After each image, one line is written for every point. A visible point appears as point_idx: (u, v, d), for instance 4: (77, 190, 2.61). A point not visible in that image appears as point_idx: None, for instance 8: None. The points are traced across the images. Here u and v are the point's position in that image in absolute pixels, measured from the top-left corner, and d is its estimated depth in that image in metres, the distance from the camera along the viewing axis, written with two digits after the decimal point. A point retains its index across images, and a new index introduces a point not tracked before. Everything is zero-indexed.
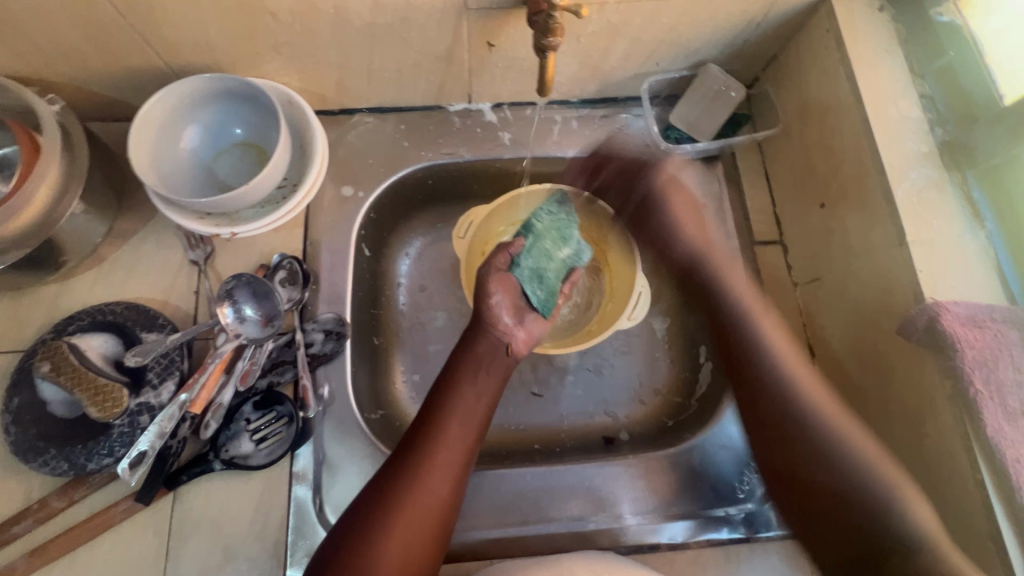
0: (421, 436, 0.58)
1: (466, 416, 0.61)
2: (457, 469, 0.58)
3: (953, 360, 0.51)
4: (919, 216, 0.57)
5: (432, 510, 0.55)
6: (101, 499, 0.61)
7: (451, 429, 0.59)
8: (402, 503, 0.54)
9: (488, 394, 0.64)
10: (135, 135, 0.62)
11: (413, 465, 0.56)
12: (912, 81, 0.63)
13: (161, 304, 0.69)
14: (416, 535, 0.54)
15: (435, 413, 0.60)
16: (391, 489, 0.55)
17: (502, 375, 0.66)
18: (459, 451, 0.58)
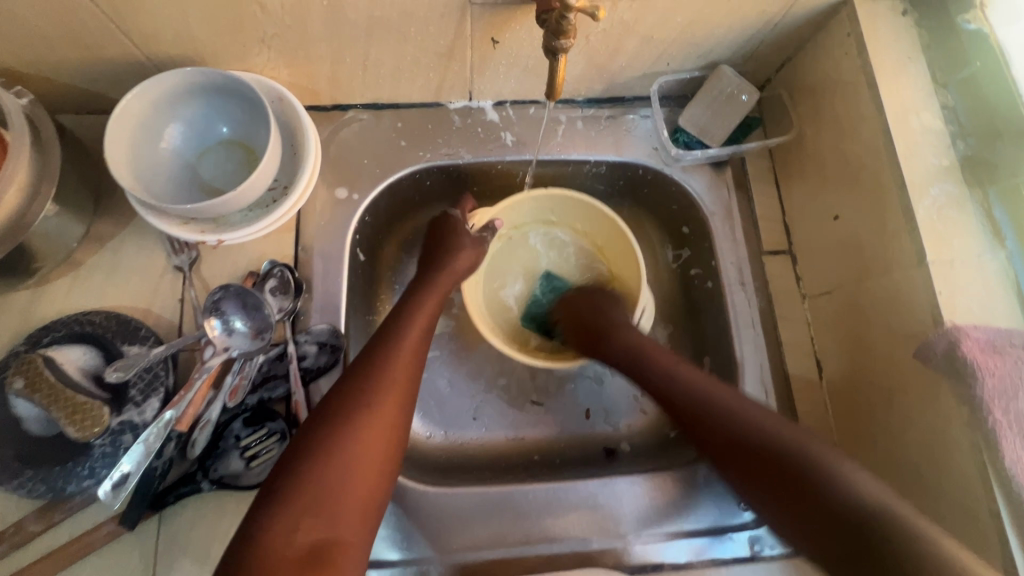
0: (370, 359, 0.57)
1: (416, 342, 0.60)
2: (409, 388, 0.57)
3: (972, 387, 0.50)
4: (939, 235, 0.56)
5: (390, 426, 0.53)
6: (83, 522, 0.58)
7: (400, 351, 0.58)
8: (359, 423, 0.52)
9: (432, 317, 0.64)
10: (111, 136, 0.57)
11: (369, 385, 0.54)
12: (934, 90, 0.60)
13: (143, 313, 0.65)
14: (376, 448, 0.52)
15: (382, 339, 0.59)
16: (346, 408, 0.53)
17: (441, 299, 0.67)
18: (410, 367, 0.58)
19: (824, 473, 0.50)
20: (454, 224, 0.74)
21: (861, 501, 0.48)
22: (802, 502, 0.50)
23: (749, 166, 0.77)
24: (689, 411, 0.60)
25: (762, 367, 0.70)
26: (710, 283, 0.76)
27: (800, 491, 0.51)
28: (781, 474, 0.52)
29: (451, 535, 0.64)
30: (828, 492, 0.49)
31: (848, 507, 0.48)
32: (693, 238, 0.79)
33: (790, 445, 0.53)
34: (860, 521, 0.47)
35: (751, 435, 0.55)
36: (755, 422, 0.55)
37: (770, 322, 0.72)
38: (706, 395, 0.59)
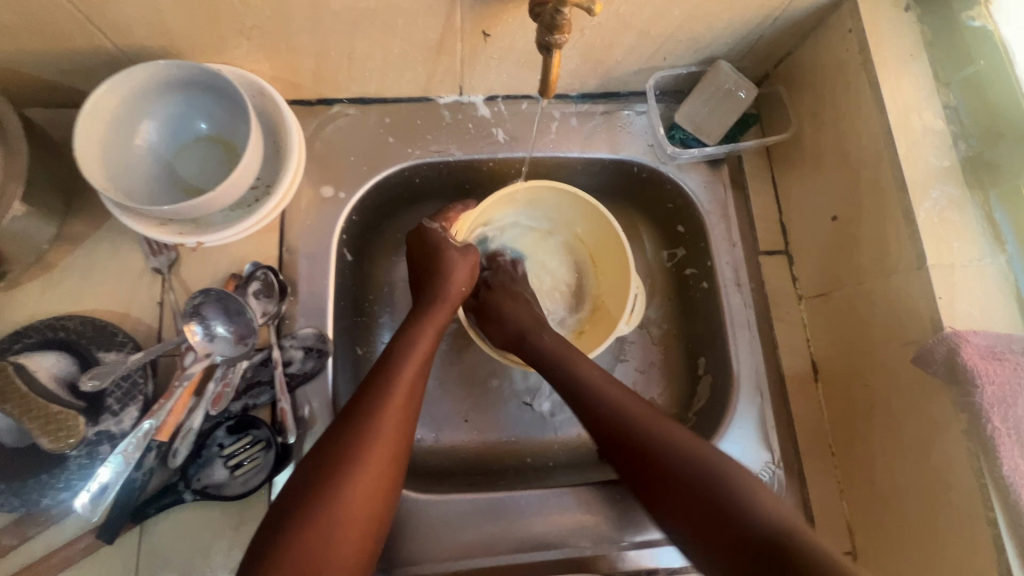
0: (362, 404, 0.54)
1: (410, 382, 0.57)
2: (402, 435, 0.54)
3: (971, 395, 0.49)
4: (939, 238, 0.55)
5: (382, 481, 0.52)
6: (59, 536, 0.56)
7: (395, 395, 0.55)
8: (350, 481, 0.50)
9: (429, 351, 0.61)
10: (81, 134, 0.54)
11: (361, 434, 0.52)
12: (936, 89, 0.59)
13: (120, 317, 0.63)
14: (368, 508, 0.50)
15: (377, 381, 0.56)
16: (336, 465, 0.50)
17: (439, 330, 0.63)
18: (405, 413, 0.55)
19: (748, 509, 0.50)
20: (428, 234, 0.69)
21: (768, 526, 0.49)
22: (724, 534, 0.50)
23: (746, 164, 0.76)
24: (626, 441, 0.58)
25: (758, 369, 0.69)
26: (705, 283, 0.75)
27: (761, 559, 0.48)
28: (729, 534, 0.50)
29: (440, 544, 0.62)
30: (743, 521, 0.50)
31: (765, 524, 0.49)
32: (688, 237, 0.78)
33: (710, 465, 0.53)
34: (771, 538, 0.48)
35: (684, 464, 0.54)
36: (690, 451, 0.55)
37: (766, 323, 0.71)
38: (659, 438, 0.56)
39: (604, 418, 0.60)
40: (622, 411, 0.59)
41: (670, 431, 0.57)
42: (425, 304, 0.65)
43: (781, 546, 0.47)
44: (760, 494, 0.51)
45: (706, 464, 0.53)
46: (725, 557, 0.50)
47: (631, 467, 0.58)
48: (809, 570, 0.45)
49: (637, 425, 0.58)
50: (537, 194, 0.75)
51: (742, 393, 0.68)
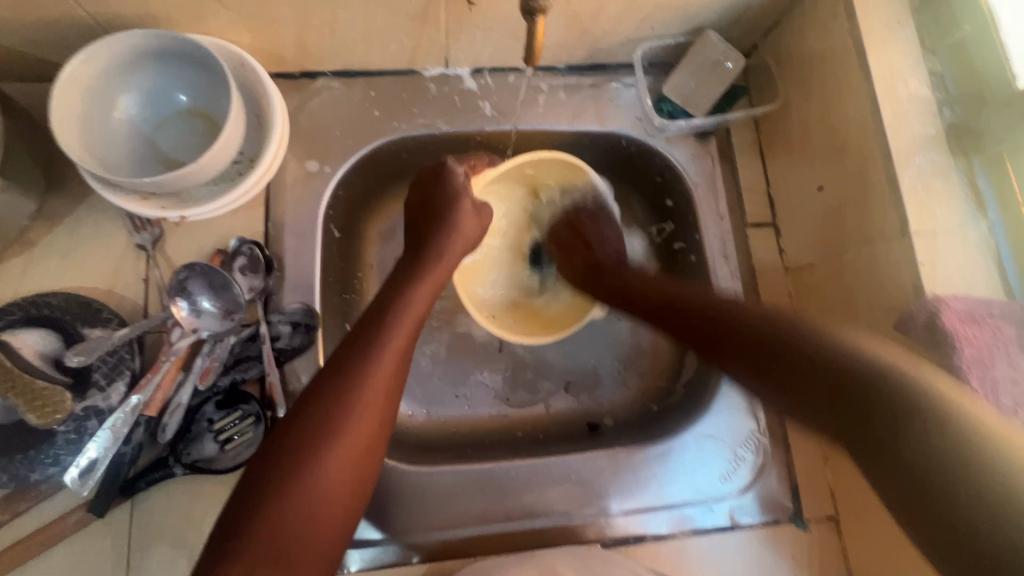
0: (347, 369, 0.51)
1: (399, 346, 0.54)
2: (388, 403, 0.52)
3: (951, 358, 0.50)
4: (923, 205, 0.55)
5: (364, 450, 0.49)
6: (50, 510, 0.56)
7: (382, 362, 0.52)
8: (330, 449, 0.47)
9: (420, 316, 0.58)
10: (56, 106, 0.53)
11: (343, 401, 0.49)
12: (923, 56, 0.59)
13: (105, 294, 0.62)
14: (348, 479, 0.48)
15: (362, 344, 0.53)
16: (314, 431, 0.47)
17: (431, 296, 0.60)
18: (392, 380, 0.52)
19: (844, 355, 0.46)
20: (443, 189, 0.67)
21: (861, 362, 0.44)
22: (813, 393, 0.46)
23: (734, 136, 0.76)
24: (685, 309, 0.60)
25: None
26: (694, 256, 0.75)
27: (794, 358, 0.49)
28: (790, 369, 0.49)
29: (431, 514, 0.63)
30: (830, 356, 0.46)
31: (841, 366, 0.45)
32: (677, 211, 0.78)
33: (768, 319, 0.53)
34: (855, 385, 0.44)
35: (749, 324, 0.54)
36: (765, 309, 0.54)
37: (753, 295, 0.72)
38: (705, 295, 0.61)
39: (649, 298, 0.65)
40: (658, 288, 0.65)
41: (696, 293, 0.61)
42: (417, 269, 0.62)
43: (784, 331, 0.51)
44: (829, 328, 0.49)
45: (778, 321, 0.52)
46: (825, 401, 0.46)
47: (701, 338, 0.58)
48: (887, 407, 0.42)
49: (684, 302, 0.61)
50: (540, 164, 0.71)
51: None
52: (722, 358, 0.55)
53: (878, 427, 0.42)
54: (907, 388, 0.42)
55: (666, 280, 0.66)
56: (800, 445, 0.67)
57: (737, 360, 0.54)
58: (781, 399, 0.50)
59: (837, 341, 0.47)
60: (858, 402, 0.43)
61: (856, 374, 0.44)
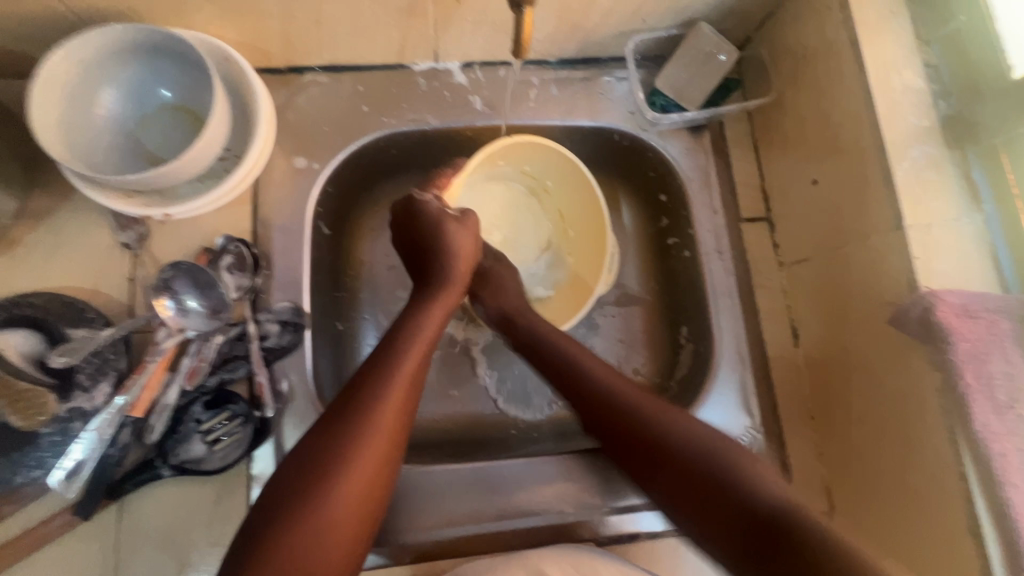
0: (368, 385, 0.52)
1: (415, 364, 0.55)
2: (407, 419, 0.52)
3: (945, 352, 0.49)
4: (917, 198, 0.54)
5: (383, 465, 0.49)
6: (36, 513, 0.55)
7: (398, 381, 0.53)
8: (352, 461, 0.47)
9: (435, 334, 0.59)
10: (35, 102, 0.52)
11: (366, 414, 0.50)
12: (917, 48, 0.58)
13: (90, 294, 0.61)
14: (367, 493, 0.48)
15: (383, 360, 0.54)
16: (337, 445, 0.48)
17: (445, 314, 0.62)
18: (409, 396, 0.53)
19: (750, 483, 0.48)
20: (421, 211, 0.64)
21: (768, 500, 0.47)
22: (725, 514, 0.48)
23: (727, 130, 0.75)
24: (638, 437, 0.56)
25: (739, 336, 0.69)
26: (687, 252, 0.75)
27: (715, 493, 0.49)
28: (717, 498, 0.49)
29: (423, 513, 0.63)
30: (743, 500, 0.48)
31: (759, 508, 0.47)
32: (670, 206, 0.77)
33: (723, 454, 0.51)
34: (777, 522, 0.45)
35: (693, 453, 0.52)
36: (703, 442, 0.52)
37: (747, 291, 0.71)
38: (671, 423, 0.54)
39: (598, 401, 0.59)
40: (611, 381, 0.60)
41: (627, 391, 0.59)
42: (427, 293, 0.63)
43: (697, 469, 0.51)
44: (766, 481, 0.48)
45: (725, 460, 0.50)
46: (721, 519, 0.48)
47: (639, 456, 0.55)
48: (803, 544, 0.43)
49: (634, 409, 0.57)
50: (535, 155, 0.71)
51: (722, 359, 0.69)
52: (651, 476, 0.54)
53: (782, 561, 0.43)
54: (829, 541, 0.43)
55: (648, 392, 0.59)
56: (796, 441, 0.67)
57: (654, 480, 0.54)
58: (693, 520, 0.50)
59: (752, 482, 0.48)
60: (769, 536, 0.45)
61: (767, 509, 0.46)
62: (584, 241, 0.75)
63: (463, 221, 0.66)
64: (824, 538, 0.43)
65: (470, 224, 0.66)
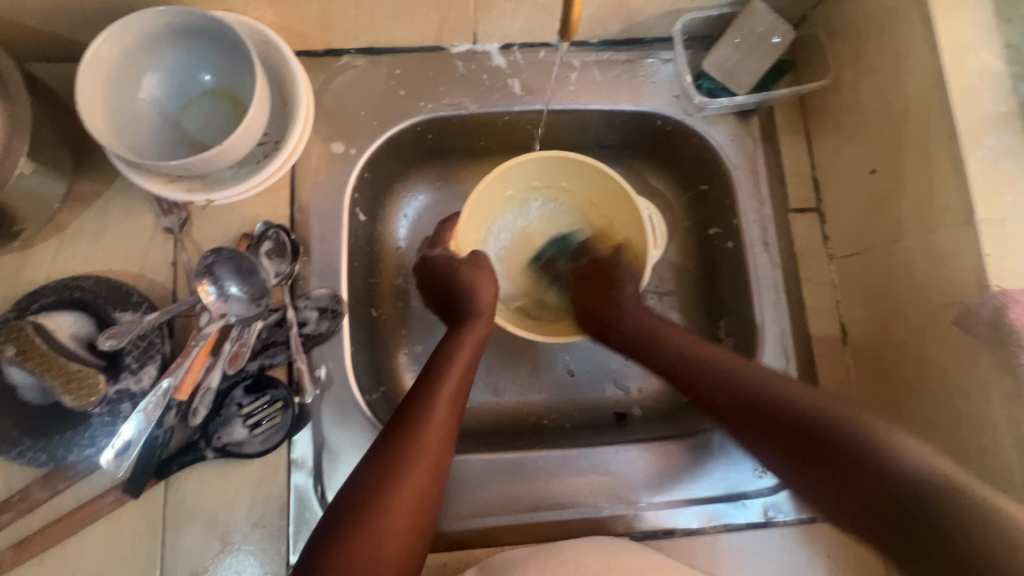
0: (406, 419, 0.52)
1: (453, 391, 0.56)
2: (445, 452, 0.53)
3: (1017, 357, 0.47)
4: (991, 191, 0.51)
5: (424, 500, 0.49)
6: (88, 489, 0.57)
7: (438, 409, 0.54)
8: (390, 496, 0.48)
9: (467, 368, 0.59)
10: (82, 87, 0.52)
11: (404, 448, 0.50)
12: (997, 26, 0.54)
13: (135, 278, 0.63)
14: (410, 528, 0.48)
15: (420, 395, 0.55)
16: (381, 479, 0.48)
17: (478, 345, 0.61)
18: (445, 430, 0.53)
19: (887, 465, 0.44)
20: (435, 265, 0.69)
21: (907, 477, 0.43)
22: (821, 458, 0.48)
23: (778, 115, 0.71)
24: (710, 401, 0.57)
25: (784, 331, 0.67)
26: (730, 243, 0.72)
27: (827, 452, 0.48)
28: (834, 459, 0.47)
29: (460, 501, 0.63)
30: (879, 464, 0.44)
31: (869, 455, 0.45)
32: (713, 195, 0.74)
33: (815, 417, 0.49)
34: (911, 493, 0.42)
35: (773, 398, 0.52)
36: (796, 406, 0.51)
37: (794, 284, 0.68)
38: (761, 393, 0.53)
39: (688, 379, 0.59)
40: (695, 353, 0.60)
41: (710, 354, 0.59)
42: (460, 322, 0.63)
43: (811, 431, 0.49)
44: (865, 421, 0.48)
45: (823, 411, 0.49)
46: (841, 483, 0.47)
47: (699, 400, 0.58)
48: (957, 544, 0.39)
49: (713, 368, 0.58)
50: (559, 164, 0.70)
51: (765, 355, 0.66)
52: (738, 422, 0.55)
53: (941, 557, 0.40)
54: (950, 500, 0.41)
55: (709, 344, 0.60)
56: None
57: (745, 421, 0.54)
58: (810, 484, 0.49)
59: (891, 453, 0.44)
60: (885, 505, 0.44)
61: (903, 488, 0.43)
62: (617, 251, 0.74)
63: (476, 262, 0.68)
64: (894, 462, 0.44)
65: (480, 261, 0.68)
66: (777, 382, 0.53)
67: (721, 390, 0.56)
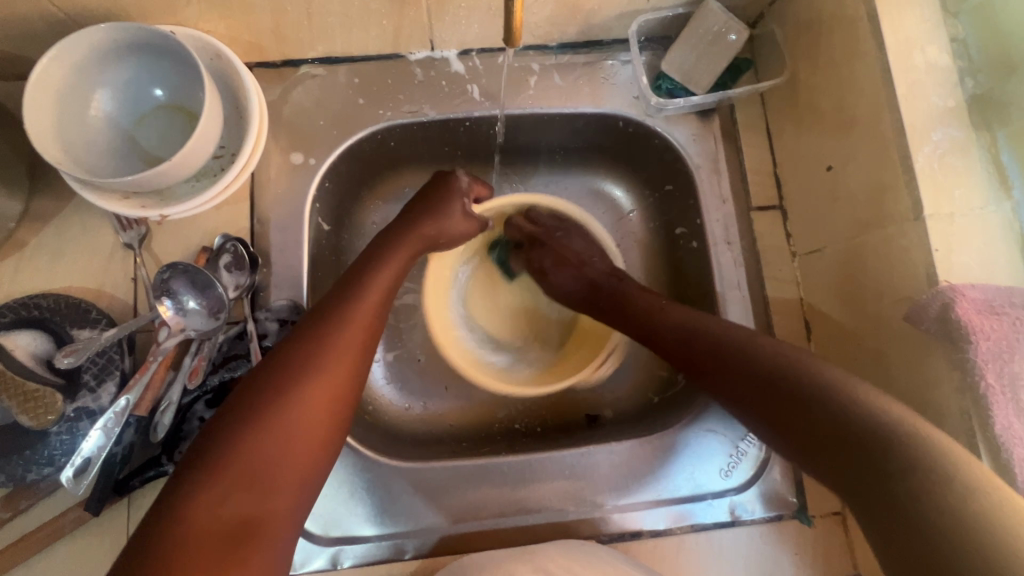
0: (293, 347, 0.50)
1: (355, 331, 0.52)
2: (335, 392, 0.49)
3: (965, 352, 0.47)
4: (939, 185, 0.51)
5: (297, 438, 0.46)
6: (51, 507, 0.57)
7: (332, 347, 0.50)
8: (312, 373, 0.48)
9: (400, 269, 0.61)
10: (29, 105, 0.52)
11: (285, 382, 0.47)
12: (943, 21, 0.54)
13: (95, 294, 0.62)
14: (271, 469, 0.45)
15: (320, 320, 0.52)
16: (250, 414, 0.46)
17: (393, 284, 0.59)
18: (340, 372, 0.50)
19: (850, 412, 0.45)
20: (455, 187, 0.68)
21: (870, 424, 0.44)
22: (794, 425, 0.49)
23: (738, 113, 0.71)
24: (693, 362, 0.59)
25: (747, 330, 0.67)
26: (695, 243, 0.72)
27: (797, 416, 0.49)
28: (802, 423, 0.48)
29: (424, 508, 0.63)
30: (832, 397, 0.47)
31: (843, 421, 0.46)
32: (677, 195, 0.74)
33: (784, 365, 0.51)
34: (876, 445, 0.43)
35: (757, 364, 0.53)
36: (777, 355, 0.52)
37: (757, 282, 0.68)
38: (742, 359, 0.54)
39: (677, 345, 0.61)
40: (694, 329, 0.60)
41: (676, 318, 0.62)
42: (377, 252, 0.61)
43: (797, 396, 0.49)
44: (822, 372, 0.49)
45: (786, 361, 0.52)
46: (800, 432, 0.49)
47: (693, 364, 0.59)
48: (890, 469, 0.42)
49: (719, 338, 0.57)
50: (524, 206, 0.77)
51: None
52: (705, 379, 0.58)
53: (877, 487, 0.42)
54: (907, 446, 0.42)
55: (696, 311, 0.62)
56: None
57: (727, 390, 0.56)
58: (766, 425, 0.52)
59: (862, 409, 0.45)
60: (836, 444, 0.46)
61: (850, 430, 0.45)
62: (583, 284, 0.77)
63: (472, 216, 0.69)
64: (852, 406, 0.46)
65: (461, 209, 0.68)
66: (773, 351, 0.53)
67: (718, 367, 0.56)
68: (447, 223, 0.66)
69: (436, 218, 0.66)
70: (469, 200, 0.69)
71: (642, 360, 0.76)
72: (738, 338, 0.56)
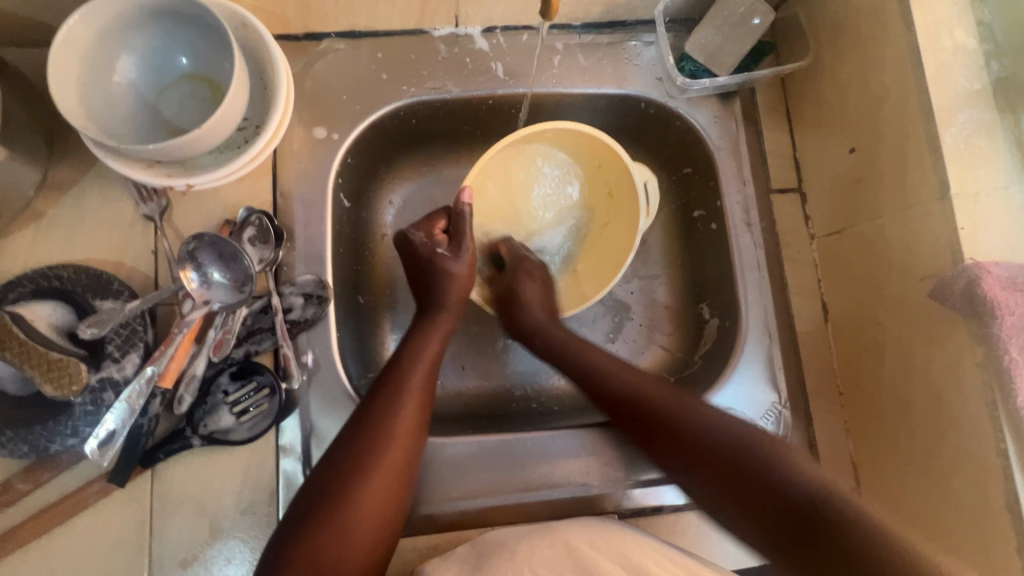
0: (374, 407, 0.53)
1: (421, 385, 0.56)
2: (413, 446, 0.53)
3: (990, 326, 0.48)
4: (965, 165, 0.52)
5: (388, 494, 0.50)
6: (73, 479, 0.57)
7: (407, 404, 0.54)
8: (362, 481, 0.49)
9: (437, 353, 0.60)
10: (55, 68, 0.51)
11: (373, 440, 0.51)
12: (971, 5, 0.55)
13: (114, 267, 0.62)
14: (373, 523, 0.49)
15: (395, 377, 0.56)
16: (345, 474, 0.49)
17: (446, 338, 0.62)
18: (413, 430, 0.53)
19: (781, 470, 0.48)
20: (416, 249, 0.64)
21: (805, 484, 0.47)
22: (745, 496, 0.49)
23: (759, 97, 0.72)
24: (652, 423, 0.57)
25: (766, 309, 0.68)
26: (715, 225, 0.73)
27: (739, 483, 0.50)
28: (734, 483, 0.50)
29: (448, 483, 0.63)
30: (775, 482, 0.48)
31: (794, 489, 0.47)
32: (696, 178, 0.75)
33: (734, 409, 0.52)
34: (806, 500, 0.46)
35: (709, 440, 0.53)
36: (726, 424, 0.53)
37: (776, 265, 0.69)
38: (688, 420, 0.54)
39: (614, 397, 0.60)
40: (638, 387, 0.59)
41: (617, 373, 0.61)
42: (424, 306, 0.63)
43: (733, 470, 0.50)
44: (787, 452, 0.50)
45: (750, 438, 0.51)
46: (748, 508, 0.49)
47: (639, 428, 0.58)
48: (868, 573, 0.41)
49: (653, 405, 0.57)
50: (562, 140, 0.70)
51: (749, 334, 0.67)
52: (656, 447, 0.56)
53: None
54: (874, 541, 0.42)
55: (656, 379, 0.60)
56: (823, 416, 0.66)
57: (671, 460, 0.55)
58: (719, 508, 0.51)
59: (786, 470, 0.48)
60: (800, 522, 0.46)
61: (802, 493, 0.46)
62: (617, 224, 0.73)
63: (458, 257, 0.63)
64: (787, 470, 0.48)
65: (464, 256, 0.63)
66: (731, 430, 0.52)
67: (671, 448, 0.55)
68: (451, 285, 0.63)
69: (440, 282, 0.63)
70: (441, 245, 0.64)
71: (657, 340, 0.77)
72: (683, 411, 0.55)
